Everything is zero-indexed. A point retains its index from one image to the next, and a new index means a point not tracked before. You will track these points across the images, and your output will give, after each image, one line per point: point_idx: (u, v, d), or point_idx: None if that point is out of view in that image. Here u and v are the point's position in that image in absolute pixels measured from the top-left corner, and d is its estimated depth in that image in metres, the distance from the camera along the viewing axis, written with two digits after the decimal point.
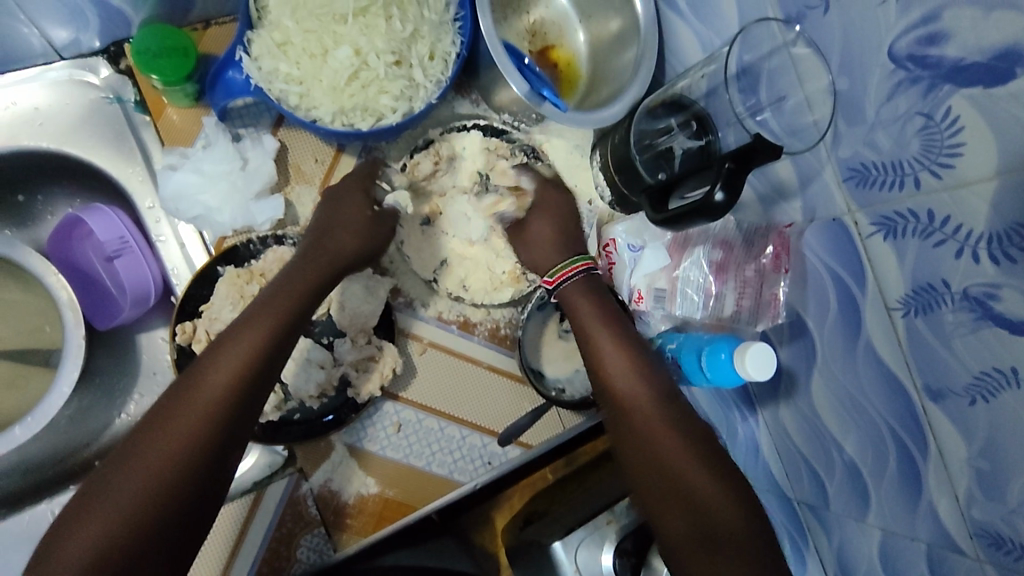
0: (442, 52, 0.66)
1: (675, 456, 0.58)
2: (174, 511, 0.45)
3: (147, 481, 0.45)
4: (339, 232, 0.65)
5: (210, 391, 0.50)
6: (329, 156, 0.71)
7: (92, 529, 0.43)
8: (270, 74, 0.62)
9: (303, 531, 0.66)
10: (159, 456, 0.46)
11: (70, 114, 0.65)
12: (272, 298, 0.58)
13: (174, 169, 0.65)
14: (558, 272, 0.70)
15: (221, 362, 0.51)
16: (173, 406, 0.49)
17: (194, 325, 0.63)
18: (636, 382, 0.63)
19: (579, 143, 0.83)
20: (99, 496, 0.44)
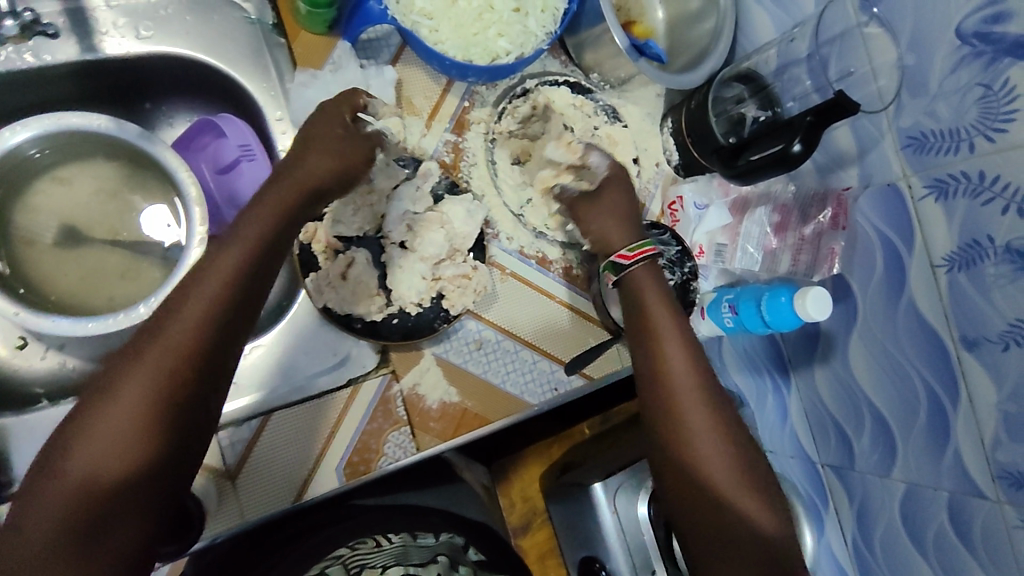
0: (553, 7, 0.73)
1: (720, 485, 0.58)
2: (146, 466, 0.47)
3: (122, 430, 0.47)
4: (309, 159, 0.62)
5: (170, 345, 0.49)
6: (436, 94, 0.78)
7: (78, 467, 0.46)
8: (406, 8, 0.69)
9: (390, 428, 0.71)
10: (117, 416, 0.47)
11: (214, 28, 0.71)
12: (238, 241, 0.55)
13: (306, 87, 0.72)
14: (636, 250, 0.68)
15: (181, 318, 0.50)
16: (135, 358, 0.49)
17: (316, 225, 0.69)
18: (688, 389, 0.62)
19: (652, 112, 0.89)
20: (68, 455, 0.46)
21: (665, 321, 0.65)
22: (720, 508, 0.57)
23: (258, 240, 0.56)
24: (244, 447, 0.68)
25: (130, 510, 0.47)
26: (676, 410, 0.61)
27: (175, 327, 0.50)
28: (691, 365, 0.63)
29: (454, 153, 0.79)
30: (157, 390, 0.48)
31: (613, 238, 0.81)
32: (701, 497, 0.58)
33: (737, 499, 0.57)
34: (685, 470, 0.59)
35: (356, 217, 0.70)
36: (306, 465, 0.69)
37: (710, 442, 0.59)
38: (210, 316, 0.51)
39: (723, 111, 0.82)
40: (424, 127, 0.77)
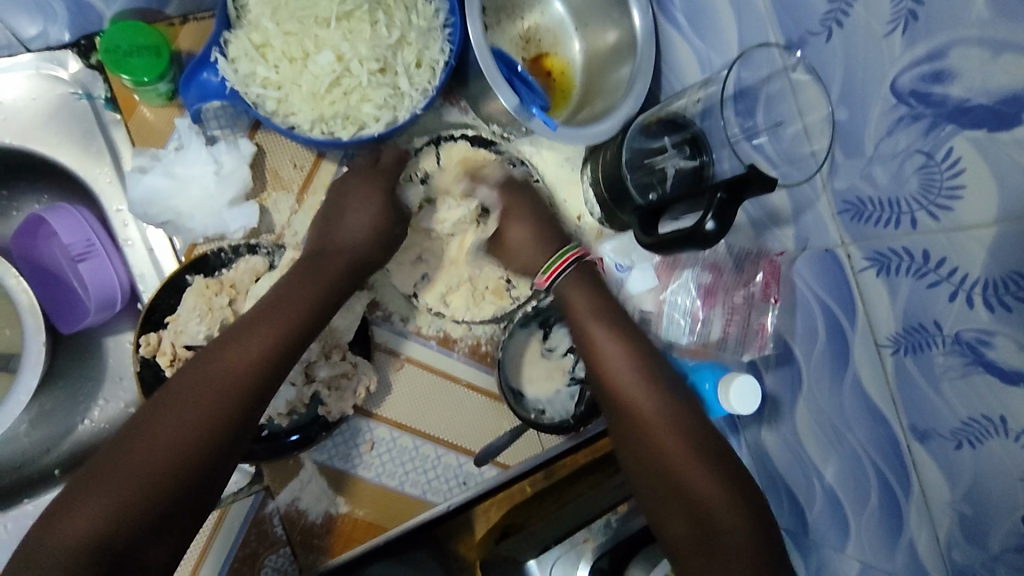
0: (430, 60, 0.63)
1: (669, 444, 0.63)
2: (182, 494, 0.49)
3: (154, 462, 0.49)
4: (357, 221, 0.65)
5: (222, 380, 0.53)
6: (308, 161, 0.68)
7: (100, 501, 0.46)
8: (247, 77, 0.59)
9: (267, 551, 0.64)
10: (155, 443, 0.49)
11: (36, 110, 0.62)
12: (288, 292, 0.59)
13: (145, 172, 0.62)
14: (550, 270, 0.71)
15: (238, 353, 0.55)
16: (184, 390, 0.52)
17: (159, 336, 0.60)
18: (636, 381, 0.66)
19: (571, 156, 0.79)
20: (106, 473, 0.48)
21: (597, 326, 0.69)
22: (681, 493, 0.61)
23: (311, 297, 0.60)
24: None
25: (144, 548, 0.47)
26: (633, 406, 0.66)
27: (221, 372, 0.53)
28: (632, 357, 0.67)
29: None
30: (199, 423, 0.51)
31: (521, 314, 0.73)
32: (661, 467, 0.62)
33: (692, 475, 0.61)
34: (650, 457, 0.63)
35: (203, 324, 0.60)
36: None
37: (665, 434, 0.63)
38: (259, 363, 0.55)
39: (640, 163, 0.72)
40: (295, 202, 0.67)
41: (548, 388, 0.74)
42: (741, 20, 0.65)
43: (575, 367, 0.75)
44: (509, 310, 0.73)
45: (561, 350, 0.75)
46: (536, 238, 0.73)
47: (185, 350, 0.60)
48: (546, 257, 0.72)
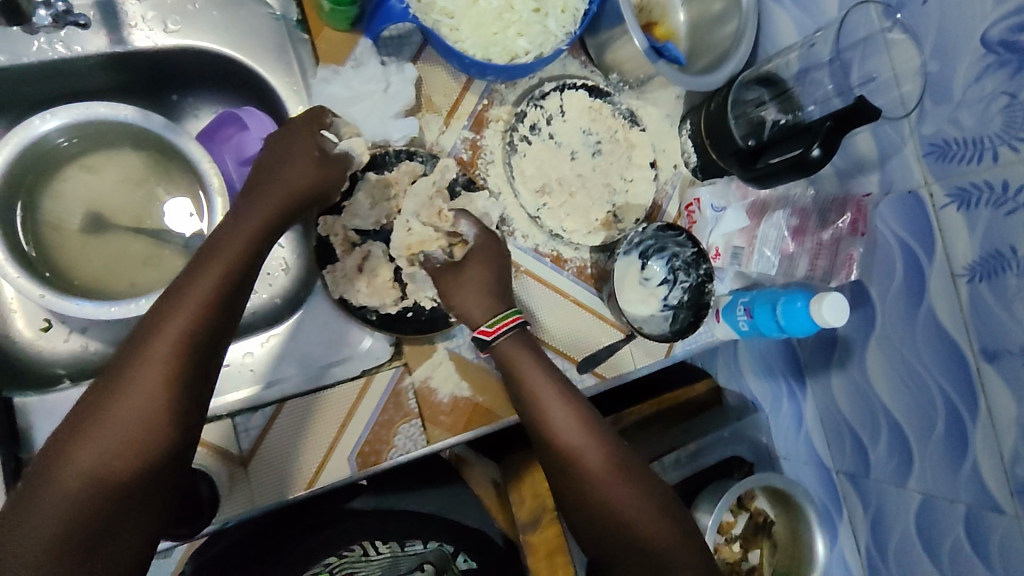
0: (573, 8, 0.73)
1: (606, 481, 0.63)
2: (138, 484, 0.49)
3: (106, 455, 0.49)
4: (286, 169, 0.65)
5: (156, 372, 0.51)
6: (456, 91, 0.77)
7: (57, 501, 0.47)
8: (427, 6, 0.69)
9: (401, 420, 0.72)
10: (97, 443, 0.49)
11: (240, 22, 0.72)
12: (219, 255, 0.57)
13: (328, 83, 0.73)
14: (496, 324, 0.68)
15: (160, 340, 0.52)
16: (112, 389, 0.51)
17: (334, 219, 0.71)
18: (581, 433, 0.65)
19: (670, 113, 0.86)
20: (51, 485, 0.47)
21: (551, 385, 0.67)
22: (603, 516, 0.63)
23: (236, 260, 0.58)
24: (259, 433, 0.68)
25: (114, 537, 0.48)
26: (561, 442, 0.65)
27: (147, 356, 0.51)
28: (579, 417, 0.65)
29: (471, 151, 0.78)
30: (138, 418, 0.50)
31: (626, 241, 0.79)
32: (593, 494, 0.63)
33: (617, 496, 0.63)
34: (586, 491, 0.63)
35: (372, 211, 0.72)
36: (316, 461, 0.69)
37: (593, 464, 0.64)
38: (185, 343, 0.53)
39: (742, 113, 0.81)
40: (443, 123, 0.77)
41: (643, 310, 0.81)
42: None
43: (668, 296, 0.82)
44: (615, 240, 0.81)
45: (656, 281, 0.82)
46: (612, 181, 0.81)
47: (354, 233, 0.72)
48: (494, 309, 0.70)
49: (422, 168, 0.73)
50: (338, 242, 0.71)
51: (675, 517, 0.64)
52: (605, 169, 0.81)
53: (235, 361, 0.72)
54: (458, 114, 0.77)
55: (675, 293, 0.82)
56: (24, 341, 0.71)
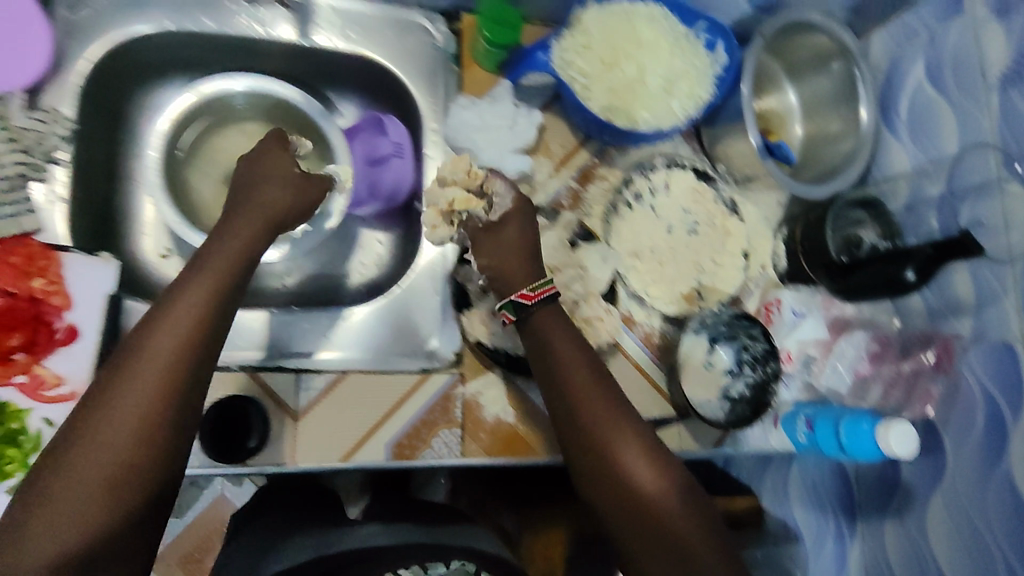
0: (698, 95, 0.78)
1: (666, 500, 0.56)
2: (126, 513, 0.47)
3: (109, 461, 0.46)
4: (260, 194, 0.63)
5: (105, 455, 0.46)
6: (572, 146, 0.84)
7: (53, 518, 0.44)
8: (567, 64, 0.75)
9: (444, 425, 0.73)
10: (40, 547, 0.44)
11: (401, 43, 0.80)
12: (188, 311, 0.52)
13: (464, 109, 0.79)
14: (538, 289, 0.64)
15: (163, 337, 0.50)
16: (109, 390, 0.48)
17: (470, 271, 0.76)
18: (607, 411, 0.59)
19: (768, 215, 0.88)
20: (47, 503, 0.45)
21: (577, 358, 0.62)
22: (623, 492, 0.56)
23: (230, 263, 0.57)
24: (317, 394, 0.70)
25: (120, 547, 0.47)
26: (609, 443, 0.58)
27: (149, 357, 0.49)
28: (609, 399, 0.60)
29: (571, 199, 0.82)
30: (138, 419, 0.48)
31: (702, 317, 0.80)
32: (656, 521, 0.55)
33: (642, 474, 0.56)
34: (636, 509, 0.55)
35: None
36: (356, 438, 0.70)
37: (648, 472, 0.57)
38: (193, 336, 0.52)
39: (842, 230, 0.80)
40: (552, 169, 0.82)
41: (705, 393, 0.79)
42: (963, 132, 0.76)
43: (727, 387, 0.79)
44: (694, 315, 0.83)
45: (720, 369, 0.80)
46: (701, 258, 0.84)
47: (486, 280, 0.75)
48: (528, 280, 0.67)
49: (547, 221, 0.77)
50: (471, 288, 0.76)
51: (702, 505, 0.57)
52: (696, 248, 0.84)
53: (317, 325, 0.76)
54: (569, 165, 0.83)
55: (738, 385, 0.79)
56: (146, 264, 0.76)
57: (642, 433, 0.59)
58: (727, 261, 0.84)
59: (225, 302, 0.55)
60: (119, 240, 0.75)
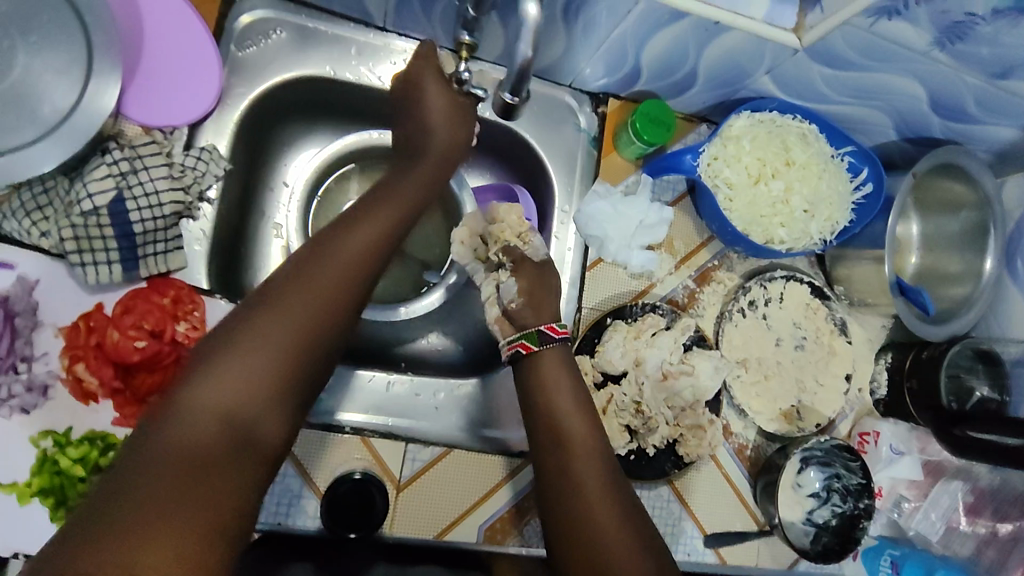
0: (835, 220, 0.80)
1: (602, 511, 0.56)
2: (290, 378, 0.51)
3: (296, 325, 0.52)
4: (426, 102, 0.67)
5: (301, 314, 0.53)
6: (694, 244, 0.83)
7: (240, 365, 0.49)
8: (715, 174, 0.78)
9: (533, 514, 0.72)
10: (223, 390, 0.48)
11: (547, 119, 0.80)
12: (311, 282, 0.55)
13: (599, 197, 0.79)
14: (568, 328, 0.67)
15: (357, 236, 0.59)
16: (304, 269, 0.56)
17: (589, 363, 0.75)
18: (578, 427, 0.62)
19: (872, 339, 0.88)
20: (243, 341, 0.50)
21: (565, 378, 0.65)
22: (572, 510, 0.57)
23: (409, 196, 0.65)
24: (421, 466, 0.70)
25: (280, 411, 0.50)
26: (571, 473, 0.59)
27: (343, 250, 0.57)
28: (586, 419, 0.63)
29: (688, 298, 0.83)
30: (326, 299, 0.55)
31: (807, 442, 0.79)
32: (578, 520, 0.56)
33: (593, 489, 0.58)
34: (575, 530, 0.56)
35: (623, 358, 0.75)
36: (450, 516, 0.70)
37: (592, 495, 0.57)
38: (376, 243, 0.59)
39: (955, 376, 0.80)
40: (673, 266, 0.82)
41: (793, 515, 0.79)
42: None
43: (813, 510, 0.79)
44: (791, 434, 0.82)
45: (807, 491, 0.79)
46: (804, 377, 0.83)
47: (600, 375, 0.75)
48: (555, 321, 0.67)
49: (664, 322, 0.78)
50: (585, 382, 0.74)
51: (650, 544, 0.56)
52: (800, 365, 0.83)
53: (425, 394, 0.73)
54: (690, 264, 0.83)
55: (823, 511, 0.79)
56: None
57: (605, 458, 0.61)
58: (831, 386, 0.84)
59: (350, 281, 0.57)
60: (243, 273, 0.75)
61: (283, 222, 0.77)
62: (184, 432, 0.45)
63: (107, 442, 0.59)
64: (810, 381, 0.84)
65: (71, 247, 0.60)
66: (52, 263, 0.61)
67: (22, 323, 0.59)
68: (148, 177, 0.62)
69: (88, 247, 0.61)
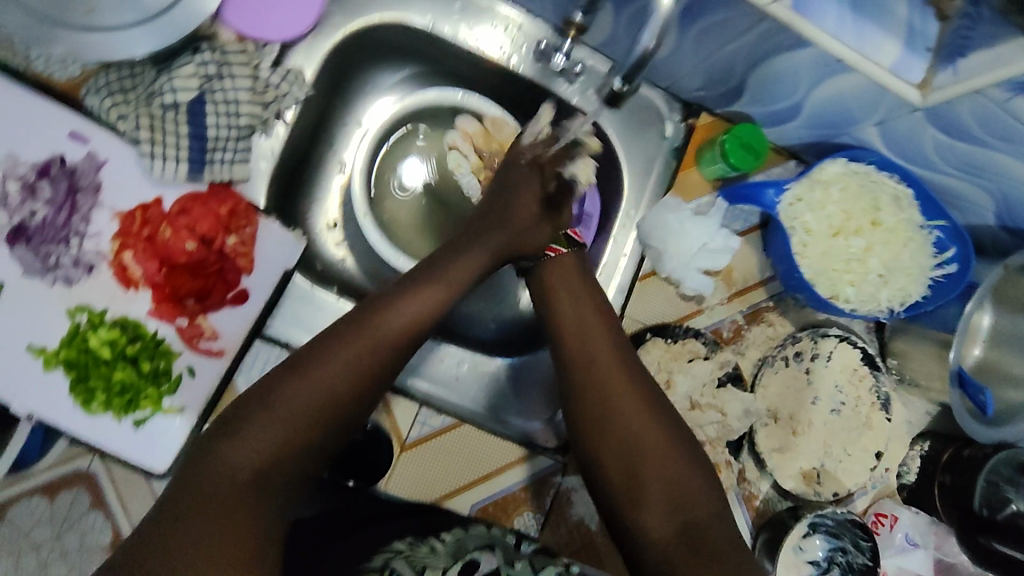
0: (906, 293, 0.77)
1: (626, 400, 0.60)
2: (310, 452, 0.53)
3: (322, 404, 0.53)
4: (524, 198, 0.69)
5: (327, 396, 0.53)
6: (753, 281, 0.80)
7: (265, 437, 0.50)
8: (794, 215, 0.74)
9: (529, 507, 0.72)
10: (246, 458, 0.49)
11: (634, 117, 0.76)
12: (346, 352, 0.55)
13: (668, 208, 0.75)
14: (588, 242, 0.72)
15: (398, 313, 0.57)
16: (338, 341, 0.55)
17: None
18: (595, 328, 0.64)
19: (913, 421, 0.83)
20: (270, 414, 0.51)
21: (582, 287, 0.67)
22: (601, 407, 0.60)
23: (462, 273, 0.63)
24: (430, 432, 0.70)
25: (295, 480, 0.52)
26: (596, 364, 0.62)
27: (383, 328, 0.56)
28: (601, 317, 0.65)
29: (733, 332, 0.80)
30: (355, 381, 0.55)
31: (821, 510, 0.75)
32: (606, 410, 0.60)
33: (621, 384, 0.61)
34: (603, 422, 0.59)
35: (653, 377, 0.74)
36: (447, 488, 0.70)
37: (615, 388, 0.61)
38: (417, 323, 0.58)
39: (993, 483, 0.76)
40: (726, 298, 0.79)
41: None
42: None
43: None
44: (809, 497, 0.78)
45: (807, 556, 0.76)
46: (833, 443, 0.79)
47: None
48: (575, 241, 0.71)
49: (704, 351, 0.76)
50: None
51: (674, 422, 0.60)
52: (832, 429, 0.80)
53: (448, 362, 0.72)
54: (744, 299, 0.80)
55: None
56: (313, 232, 0.75)
57: (624, 349, 0.64)
58: (859, 458, 0.80)
59: (388, 356, 0.57)
60: (299, 202, 0.75)
61: (349, 162, 0.77)
62: (207, 502, 0.47)
63: (137, 331, 0.60)
64: (839, 448, 0.80)
65: (145, 136, 0.60)
66: (123, 148, 0.61)
67: (82, 199, 0.60)
68: (232, 86, 0.63)
69: (161, 141, 0.61)
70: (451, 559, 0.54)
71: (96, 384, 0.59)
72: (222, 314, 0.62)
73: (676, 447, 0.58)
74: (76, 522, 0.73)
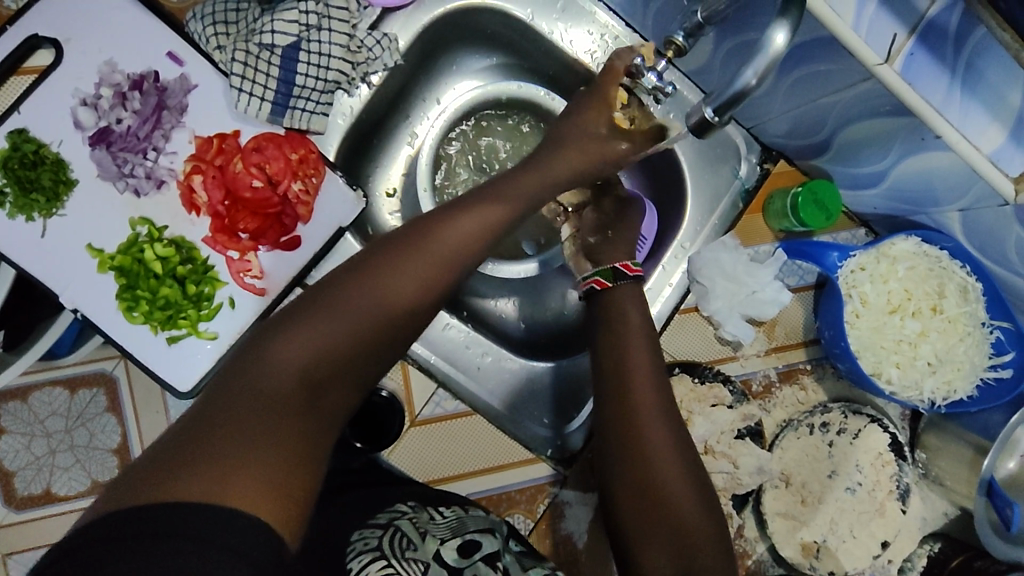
0: (953, 388, 0.73)
1: (667, 470, 0.58)
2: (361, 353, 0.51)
3: (382, 301, 0.52)
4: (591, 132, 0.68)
5: (390, 294, 0.53)
6: (795, 340, 0.78)
7: (318, 333, 0.49)
8: (852, 282, 0.72)
9: (520, 508, 0.71)
10: (297, 354, 0.48)
11: (710, 151, 0.75)
12: (418, 250, 0.55)
13: (724, 248, 0.74)
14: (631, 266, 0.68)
15: (465, 218, 0.58)
16: (407, 243, 0.55)
17: None
18: (645, 385, 0.62)
19: (928, 518, 0.80)
20: (327, 312, 0.50)
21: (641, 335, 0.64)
22: (635, 465, 0.59)
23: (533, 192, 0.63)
24: (440, 414, 0.70)
25: (345, 381, 0.50)
26: (644, 433, 0.60)
27: (450, 231, 0.57)
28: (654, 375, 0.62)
29: (763, 387, 0.78)
30: (419, 277, 0.54)
31: None
32: (639, 470, 0.58)
33: (659, 443, 0.59)
34: (635, 483, 0.58)
35: None
36: (447, 472, 0.70)
37: (655, 450, 0.59)
38: (485, 232, 0.58)
39: None
40: (764, 350, 0.77)
41: None
42: None
43: None
44: (803, 569, 0.76)
45: None
46: (840, 521, 0.77)
47: None
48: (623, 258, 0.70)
49: (730, 399, 0.74)
50: None
51: (709, 499, 0.59)
52: (842, 506, 0.77)
53: (473, 350, 0.73)
54: (782, 356, 0.78)
55: None
56: (371, 195, 0.76)
57: (671, 411, 0.61)
58: (863, 543, 0.77)
59: (455, 262, 0.56)
60: (366, 163, 0.76)
61: (421, 134, 0.78)
62: (249, 398, 0.45)
63: (190, 253, 0.63)
64: (845, 527, 0.77)
65: (237, 71, 0.62)
66: (214, 77, 0.63)
67: (166, 117, 0.62)
68: (327, 39, 0.64)
69: (251, 78, 0.63)
70: (451, 533, 0.56)
71: (142, 294, 0.61)
72: (273, 254, 0.64)
73: (706, 522, 0.57)
74: (88, 420, 0.76)
